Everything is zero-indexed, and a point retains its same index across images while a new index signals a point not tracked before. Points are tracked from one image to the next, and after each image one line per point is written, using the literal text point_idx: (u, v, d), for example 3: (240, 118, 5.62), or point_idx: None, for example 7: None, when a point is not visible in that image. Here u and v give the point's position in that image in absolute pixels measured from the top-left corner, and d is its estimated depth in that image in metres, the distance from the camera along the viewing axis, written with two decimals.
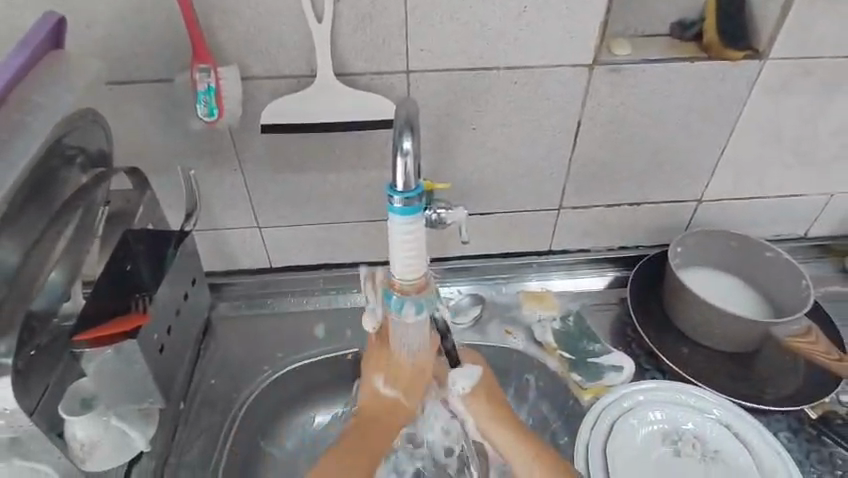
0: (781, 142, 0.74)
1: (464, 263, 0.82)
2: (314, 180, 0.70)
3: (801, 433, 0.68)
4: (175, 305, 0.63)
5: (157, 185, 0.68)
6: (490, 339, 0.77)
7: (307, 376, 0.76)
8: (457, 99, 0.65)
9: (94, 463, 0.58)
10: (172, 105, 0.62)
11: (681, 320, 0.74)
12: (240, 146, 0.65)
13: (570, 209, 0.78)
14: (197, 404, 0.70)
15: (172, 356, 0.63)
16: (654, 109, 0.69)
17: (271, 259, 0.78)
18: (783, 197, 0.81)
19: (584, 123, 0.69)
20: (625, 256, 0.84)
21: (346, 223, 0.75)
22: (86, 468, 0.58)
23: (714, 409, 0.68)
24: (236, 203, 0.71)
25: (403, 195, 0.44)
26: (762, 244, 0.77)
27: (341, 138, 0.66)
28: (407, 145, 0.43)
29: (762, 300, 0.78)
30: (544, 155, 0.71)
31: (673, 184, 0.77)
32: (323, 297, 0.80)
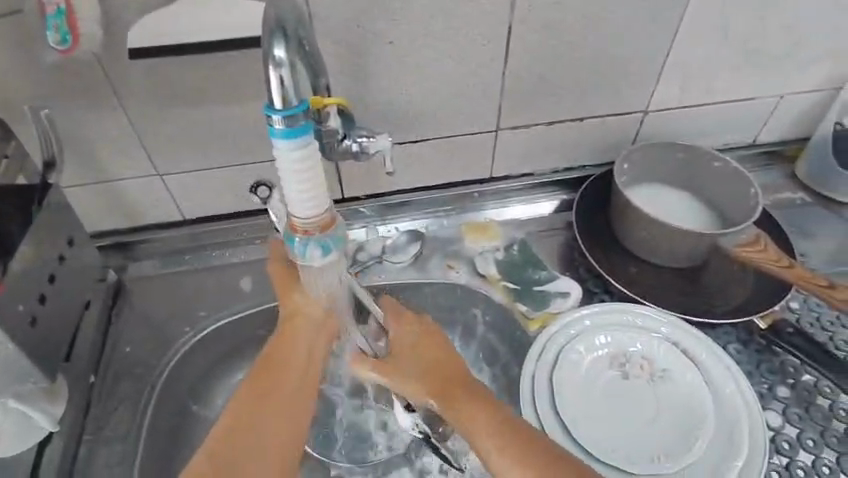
0: (729, 39, 0.68)
1: (400, 197, 0.76)
2: (214, 116, 0.61)
3: (751, 344, 0.67)
4: (49, 270, 0.54)
5: (25, 135, 0.58)
6: (431, 277, 0.72)
7: (237, 333, 0.69)
8: (367, 7, 0.56)
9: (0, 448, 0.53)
10: (17, 33, 0.51)
11: (629, 239, 0.70)
12: (114, 79, 0.55)
13: (508, 129, 0.71)
14: (112, 375, 0.63)
15: (53, 326, 0.55)
16: (592, 8, 0.61)
17: (183, 211, 0.70)
18: (732, 102, 0.76)
19: (516, 30, 0.61)
20: (571, 177, 0.79)
21: (260, 163, 0.66)
22: None
23: (662, 328, 0.65)
24: (124, 148, 0.61)
25: (284, 113, 0.36)
26: (711, 153, 0.72)
27: (235, 62, 0.57)
28: (280, 53, 0.36)
29: (712, 211, 0.75)
30: (474, 70, 0.64)
31: (616, 95, 0.71)
32: (248, 248, 0.73)
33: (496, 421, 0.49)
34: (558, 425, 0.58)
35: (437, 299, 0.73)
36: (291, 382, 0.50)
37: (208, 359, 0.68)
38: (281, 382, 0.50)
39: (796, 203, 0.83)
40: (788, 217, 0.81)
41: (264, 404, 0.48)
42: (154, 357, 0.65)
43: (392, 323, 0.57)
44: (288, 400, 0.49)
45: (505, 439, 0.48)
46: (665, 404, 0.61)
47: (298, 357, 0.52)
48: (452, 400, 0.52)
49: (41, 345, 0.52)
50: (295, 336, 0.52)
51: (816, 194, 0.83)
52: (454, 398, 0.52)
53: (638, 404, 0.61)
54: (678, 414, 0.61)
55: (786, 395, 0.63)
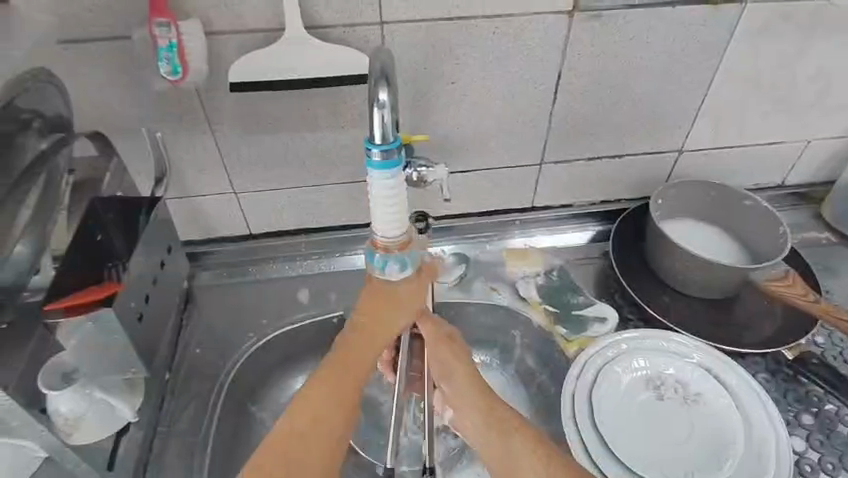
0: (760, 89, 0.74)
1: (447, 222, 0.81)
2: (289, 142, 0.67)
3: (778, 374, 0.70)
4: (152, 273, 0.61)
5: (126, 153, 0.65)
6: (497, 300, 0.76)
7: (294, 341, 0.75)
8: (435, 52, 0.63)
9: (80, 436, 0.54)
10: (133, 66, 0.58)
11: (661, 270, 0.75)
12: (209, 108, 0.62)
13: (552, 164, 0.77)
14: (184, 374, 0.69)
15: (152, 325, 0.61)
16: (635, 59, 0.67)
17: (250, 226, 0.76)
18: (762, 146, 0.81)
19: (565, 75, 0.67)
20: (606, 210, 0.84)
21: (325, 186, 0.73)
22: (73, 441, 0.54)
23: (694, 354, 0.69)
24: (207, 168, 0.68)
25: (382, 148, 0.43)
26: (741, 192, 0.77)
27: (314, 96, 0.64)
28: (384, 97, 0.42)
29: (740, 247, 0.79)
30: (524, 109, 0.70)
31: (654, 135, 0.76)
32: (306, 262, 0.79)
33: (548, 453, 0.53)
34: (597, 441, 0.62)
35: (480, 320, 0.77)
36: (347, 390, 0.55)
37: (265, 364, 0.74)
38: (339, 393, 0.54)
39: (822, 243, 0.87)
40: (814, 256, 0.85)
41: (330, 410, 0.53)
42: (220, 359, 0.71)
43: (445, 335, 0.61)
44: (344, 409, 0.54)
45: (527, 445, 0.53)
46: (698, 427, 0.65)
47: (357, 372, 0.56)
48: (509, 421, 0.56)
49: (143, 338, 0.59)
50: (360, 349, 0.57)
51: (842, 235, 0.87)
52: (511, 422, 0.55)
53: (672, 425, 0.65)
54: (710, 435, 0.64)
55: (811, 423, 0.66)
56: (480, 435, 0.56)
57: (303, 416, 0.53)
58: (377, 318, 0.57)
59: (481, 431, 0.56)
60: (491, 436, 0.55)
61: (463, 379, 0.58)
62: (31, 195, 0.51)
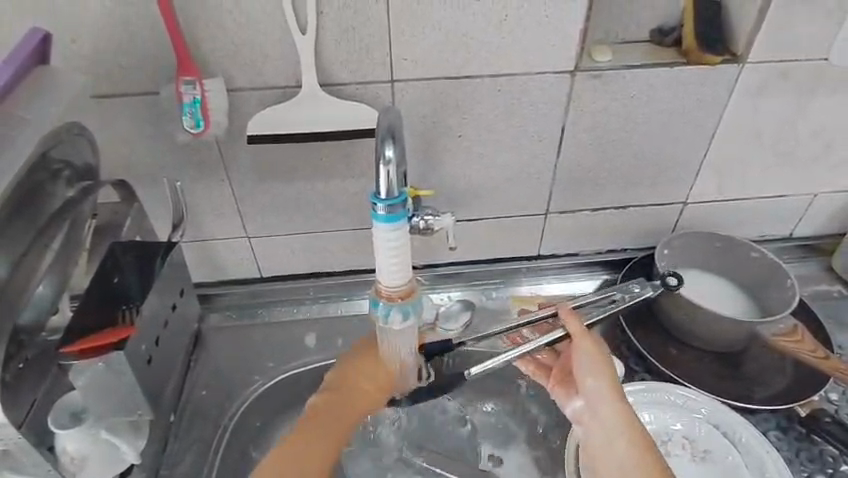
0: (763, 143, 0.76)
1: (454, 268, 0.82)
2: (303, 190, 0.70)
3: (790, 432, 0.69)
4: (164, 316, 0.63)
5: (148, 198, 0.68)
6: (501, 357, 0.62)
7: (300, 385, 0.76)
8: (443, 107, 0.66)
9: None
10: (158, 118, 0.62)
11: (669, 321, 0.75)
12: (227, 158, 0.66)
13: (557, 213, 0.78)
14: (188, 416, 0.70)
15: (160, 368, 0.62)
16: (637, 114, 0.70)
17: (261, 269, 0.78)
18: (767, 198, 0.82)
19: (568, 129, 0.70)
20: (612, 259, 0.85)
21: (336, 232, 0.75)
22: None
23: (701, 409, 0.68)
24: (223, 213, 0.71)
25: (386, 202, 0.46)
26: (747, 244, 0.78)
27: (327, 147, 0.67)
28: (389, 153, 0.45)
29: (749, 300, 0.79)
30: (530, 161, 0.72)
31: (657, 187, 0.78)
32: (314, 306, 0.80)
33: (647, 455, 0.50)
34: None
35: (486, 376, 0.75)
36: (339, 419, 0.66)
37: (270, 407, 0.74)
38: (332, 430, 0.65)
39: (834, 295, 0.86)
40: (825, 309, 0.84)
41: (320, 427, 0.64)
42: (226, 402, 0.72)
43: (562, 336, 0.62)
44: (344, 425, 0.66)
45: (619, 399, 0.54)
46: None
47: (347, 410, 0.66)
48: (632, 429, 0.52)
49: (151, 379, 0.60)
50: (347, 394, 0.66)
51: None
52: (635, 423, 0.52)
53: None
54: None
55: None
56: (613, 432, 0.53)
57: (309, 433, 0.63)
58: (358, 380, 0.66)
59: (615, 426, 0.53)
60: (627, 443, 0.52)
61: (604, 377, 0.55)
62: (57, 238, 0.53)
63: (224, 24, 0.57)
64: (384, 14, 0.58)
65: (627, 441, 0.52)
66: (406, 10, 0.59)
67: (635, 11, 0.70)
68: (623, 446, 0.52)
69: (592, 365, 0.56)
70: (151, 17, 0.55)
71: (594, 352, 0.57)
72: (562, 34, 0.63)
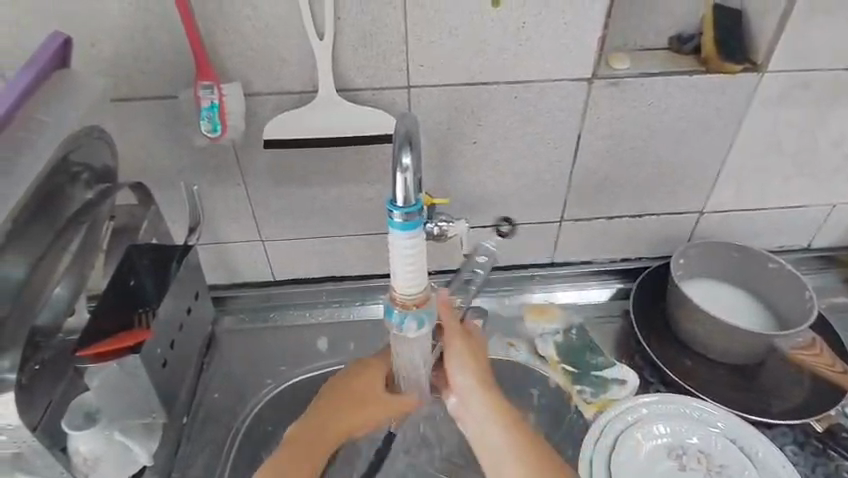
0: (781, 153, 0.75)
1: None
2: (317, 195, 0.70)
3: (807, 446, 0.68)
4: (179, 319, 0.63)
5: (163, 200, 0.69)
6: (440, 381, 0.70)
7: (310, 390, 0.76)
8: (458, 114, 0.66)
9: None
10: (176, 121, 0.62)
11: (684, 332, 0.74)
12: (243, 162, 0.66)
13: (571, 221, 0.78)
14: (200, 419, 0.70)
15: (174, 371, 0.62)
16: (655, 122, 0.69)
17: (273, 272, 0.78)
18: (785, 209, 0.81)
19: (584, 137, 0.69)
20: (627, 268, 0.84)
21: (349, 237, 0.75)
22: None
23: (718, 423, 0.67)
24: (238, 216, 0.71)
25: (403, 210, 0.45)
26: (764, 255, 0.77)
27: (342, 153, 0.67)
28: (407, 160, 0.44)
29: (765, 312, 0.78)
30: (545, 168, 0.71)
31: (673, 196, 0.77)
32: (325, 310, 0.80)
33: (514, 433, 0.61)
34: None
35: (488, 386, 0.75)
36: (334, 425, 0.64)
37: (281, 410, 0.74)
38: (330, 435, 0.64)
39: None
40: (843, 323, 0.83)
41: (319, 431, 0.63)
42: (237, 405, 0.72)
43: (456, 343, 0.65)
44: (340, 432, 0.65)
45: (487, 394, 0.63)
46: None
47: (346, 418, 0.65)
48: (494, 419, 0.62)
49: (166, 382, 0.60)
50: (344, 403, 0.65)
51: None
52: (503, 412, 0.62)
53: None
54: None
55: None
56: (493, 423, 0.61)
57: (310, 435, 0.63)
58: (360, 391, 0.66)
59: (495, 420, 0.61)
60: (512, 436, 0.60)
61: (476, 372, 0.64)
62: (75, 241, 0.53)
63: (243, 29, 0.57)
64: (401, 20, 0.58)
65: (510, 434, 0.60)
66: (423, 17, 0.58)
67: (654, 18, 0.69)
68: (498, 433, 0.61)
69: (466, 364, 0.64)
70: (171, 22, 0.56)
71: (467, 347, 0.65)
72: (580, 42, 0.62)
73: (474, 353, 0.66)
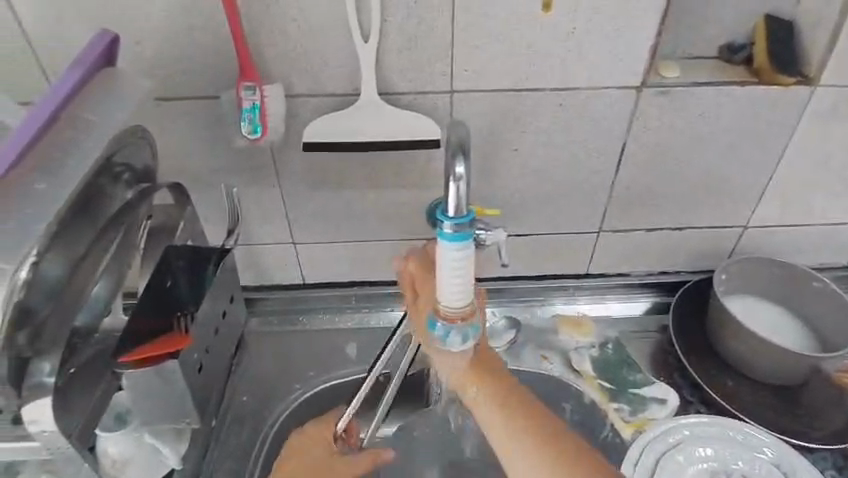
0: (832, 169, 0.72)
1: (499, 283, 0.80)
2: (353, 199, 0.69)
3: (846, 471, 0.66)
4: (214, 322, 0.62)
5: (199, 201, 0.68)
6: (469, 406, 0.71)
7: (338, 396, 0.74)
8: (500, 121, 0.64)
9: None
10: (215, 121, 0.61)
11: (726, 351, 0.72)
12: (280, 163, 0.65)
13: (610, 232, 0.75)
14: (229, 421, 0.69)
15: (209, 375, 0.62)
16: (703, 133, 0.67)
17: (304, 275, 0.77)
18: (833, 225, 0.78)
19: (629, 147, 0.67)
20: (665, 281, 0.81)
21: (382, 242, 0.74)
22: None
23: (764, 448, 0.65)
24: (272, 218, 0.70)
25: (454, 221, 0.44)
26: (810, 273, 0.74)
27: (380, 157, 0.65)
28: (460, 169, 0.42)
29: (808, 332, 0.75)
30: (587, 178, 0.70)
31: (717, 209, 0.74)
32: (354, 315, 0.79)
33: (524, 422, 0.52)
34: None
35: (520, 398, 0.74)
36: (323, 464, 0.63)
37: (309, 416, 0.74)
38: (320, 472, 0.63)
39: None
40: None
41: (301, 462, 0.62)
42: (266, 410, 0.71)
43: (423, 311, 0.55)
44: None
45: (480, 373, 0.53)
46: None
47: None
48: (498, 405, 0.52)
49: (201, 386, 0.59)
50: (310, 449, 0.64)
51: None
52: (500, 395, 0.53)
53: None
54: None
55: None
56: (498, 412, 0.52)
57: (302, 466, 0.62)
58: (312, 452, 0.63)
59: (498, 407, 0.52)
60: (519, 429, 0.51)
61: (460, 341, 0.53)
62: (114, 242, 0.52)
63: (287, 30, 0.56)
64: (448, 24, 0.57)
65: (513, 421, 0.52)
66: (470, 21, 0.57)
67: (705, 25, 0.67)
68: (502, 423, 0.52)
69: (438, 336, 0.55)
70: (216, 21, 0.55)
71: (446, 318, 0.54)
72: (630, 49, 0.60)
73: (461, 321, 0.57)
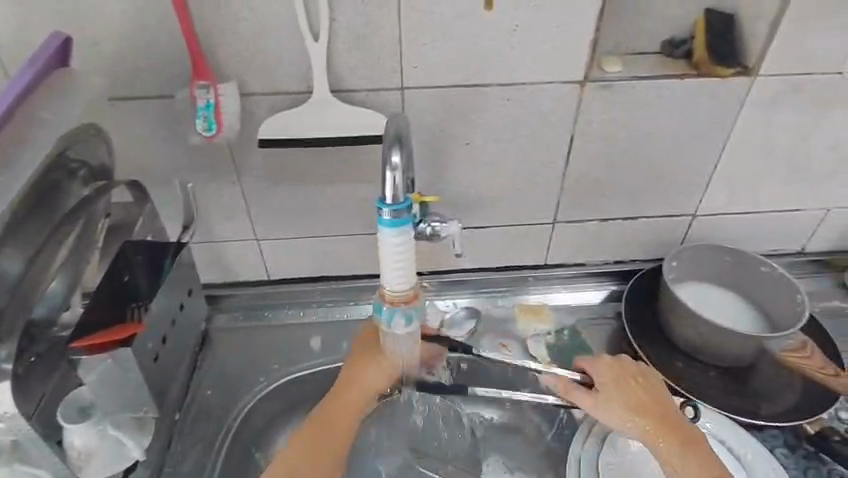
0: (774, 157, 0.75)
1: (460, 276, 0.82)
2: (313, 194, 0.71)
3: (797, 449, 0.69)
4: (170, 315, 0.64)
5: (160, 200, 0.69)
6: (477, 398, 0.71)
7: (303, 388, 0.76)
8: (452, 116, 0.67)
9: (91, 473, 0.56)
10: (173, 121, 0.63)
11: (677, 335, 0.74)
12: (239, 161, 0.67)
13: (564, 222, 0.78)
14: (192, 414, 0.71)
15: (166, 364, 0.64)
16: (647, 125, 0.70)
17: (268, 271, 0.79)
18: (778, 212, 0.81)
19: (577, 139, 0.70)
20: (619, 270, 0.84)
21: (344, 237, 0.76)
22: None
23: (706, 424, 0.68)
24: (234, 215, 0.72)
25: (392, 207, 0.46)
26: (757, 258, 0.77)
27: (336, 153, 0.67)
28: (396, 159, 0.46)
29: (758, 315, 0.79)
30: (539, 170, 0.72)
31: (666, 199, 0.77)
32: (320, 309, 0.81)
33: (696, 456, 0.60)
34: None
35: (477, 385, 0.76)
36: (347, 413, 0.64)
37: (273, 408, 0.75)
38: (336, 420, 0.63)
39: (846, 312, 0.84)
40: (836, 326, 0.83)
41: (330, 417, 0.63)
42: (229, 403, 0.72)
43: (600, 362, 0.66)
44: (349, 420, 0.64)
45: (670, 423, 0.62)
46: None
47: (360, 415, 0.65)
48: (687, 450, 0.61)
49: (157, 376, 0.61)
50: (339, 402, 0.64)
51: None
52: (682, 439, 0.61)
53: None
54: None
55: None
56: (686, 457, 0.60)
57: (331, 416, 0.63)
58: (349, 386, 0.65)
59: (688, 451, 0.61)
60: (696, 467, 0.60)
61: (648, 396, 0.64)
62: (71, 236, 0.54)
63: (239, 30, 0.58)
64: (396, 23, 0.59)
65: (705, 465, 0.60)
66: (417, 20, 0.59)
67: (646, 22, 0.70)
68: (699, 466, 0.60)
69: (621, 386, 0.64)
70: (169, 23, 0.57)
71: (645, 383, 0.65)
72: (572, 45, 0.63)
73: (651, 397, 0.64)
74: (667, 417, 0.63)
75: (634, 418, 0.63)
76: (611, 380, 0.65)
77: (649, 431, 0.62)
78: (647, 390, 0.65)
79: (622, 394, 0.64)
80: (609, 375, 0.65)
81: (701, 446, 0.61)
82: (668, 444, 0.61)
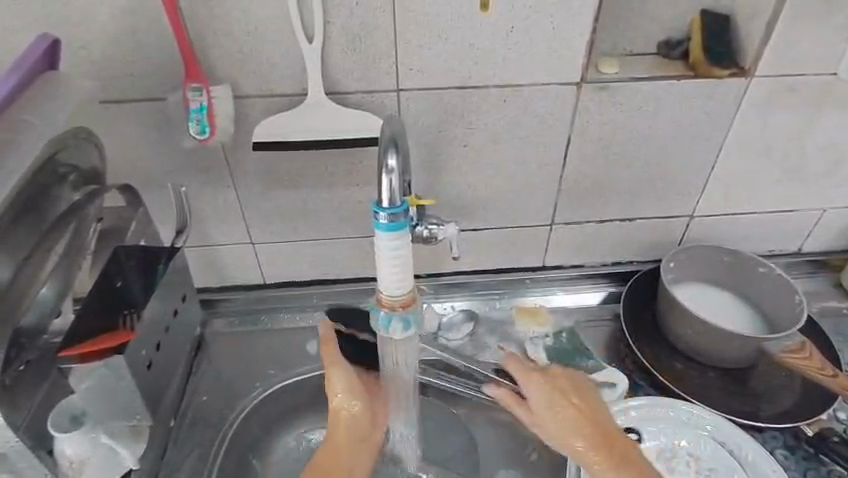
0: (770, 157, 0.75)
1: (459, 278, 0.82)
2: (308, 198, 0.70)
3: (797, 450, 0.69)
4: (165, 321, 0.63)
5: (154, 204, 0.69)
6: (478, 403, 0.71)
7: (300, 393, 0.75)
8: (448, 118, 0.66)
9: None
10: (166, 124, 0.62)
11: (676, 337, 0.74)
12: (233, 165, 0.66)
13: (561, 224, 0.78)
14: (188, 421, 0.70)
15: (161, 371, 0.63)
16: (643, 127, 0.70)
17: (264, 275, 0.78)
18: (774, 213, 0.81)
19: (573, 140, 0.70)
20: (617, 271, 0.84)
21: (340, 240, 0.75)
22: None
23: (707, 426, 0.68)
24: (229, 219, 0.71)
25: (389, 212, 0.46)
26: (755, 259, 0.77)
27: (332, 156, 0.67)
28: (392, 162, 0.45)
29: (757, 316, 0.78)
30: (536, 173, 0.72)
31: (664, 200, 0.77)
32: (317, 314, 0.80)
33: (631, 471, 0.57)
34: None
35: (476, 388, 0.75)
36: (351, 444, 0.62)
37: (271, 414, 0.74)
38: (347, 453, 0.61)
39: (844, 312, 0.84)
40: (833, 326, 0.83)
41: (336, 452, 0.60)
42: (225, 409, 0.72)
43: (526, 377, 0.65)
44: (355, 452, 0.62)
45: (608, 438, 0.59)
46: None
47: (362, 423, 0.63)
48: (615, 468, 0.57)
49: (151, 383, 0.60)
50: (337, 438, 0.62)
51: None
52: (614, 455, 0.58)
53: None
54: None
55: None
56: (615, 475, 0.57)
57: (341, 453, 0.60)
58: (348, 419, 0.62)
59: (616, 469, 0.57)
60: None
61: (581, 411, 0.61)
62: (61, 241, 0.54)
63: (233, 31, 0.57)
64: (391, 24, 0.59)
65: None
66: (411, 21, 0.59)
67: (642, 23, 0.69)
68: None
69: (547, 401, 0.63)
70: (161, 26, 0.56)
71: (578, 396, 0.63)
72: (568, 46, 0.63)
73: (585, 412, 0.61)
74: (605, 431, 0.60)
75: (567, 435, 0.60)
76: (540, 396, 0.63)
77: (584, 448, 0.59)
78: (581, 406, 0.62)
79: (552, 410, 0.62)
80: (536, 391, 0.64)
81: (637, 464, 0.57)
82: (603, 465, 0.57)
